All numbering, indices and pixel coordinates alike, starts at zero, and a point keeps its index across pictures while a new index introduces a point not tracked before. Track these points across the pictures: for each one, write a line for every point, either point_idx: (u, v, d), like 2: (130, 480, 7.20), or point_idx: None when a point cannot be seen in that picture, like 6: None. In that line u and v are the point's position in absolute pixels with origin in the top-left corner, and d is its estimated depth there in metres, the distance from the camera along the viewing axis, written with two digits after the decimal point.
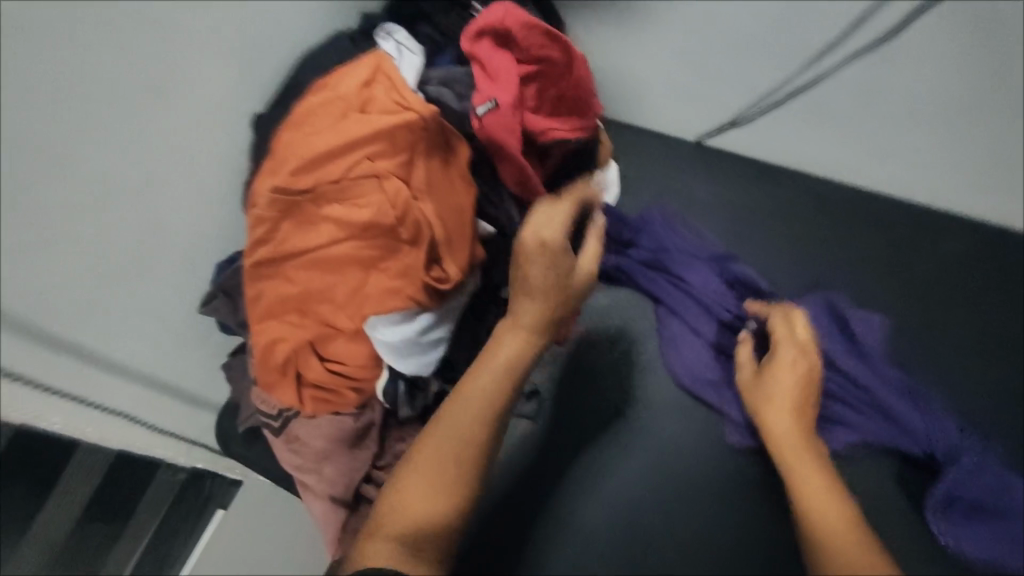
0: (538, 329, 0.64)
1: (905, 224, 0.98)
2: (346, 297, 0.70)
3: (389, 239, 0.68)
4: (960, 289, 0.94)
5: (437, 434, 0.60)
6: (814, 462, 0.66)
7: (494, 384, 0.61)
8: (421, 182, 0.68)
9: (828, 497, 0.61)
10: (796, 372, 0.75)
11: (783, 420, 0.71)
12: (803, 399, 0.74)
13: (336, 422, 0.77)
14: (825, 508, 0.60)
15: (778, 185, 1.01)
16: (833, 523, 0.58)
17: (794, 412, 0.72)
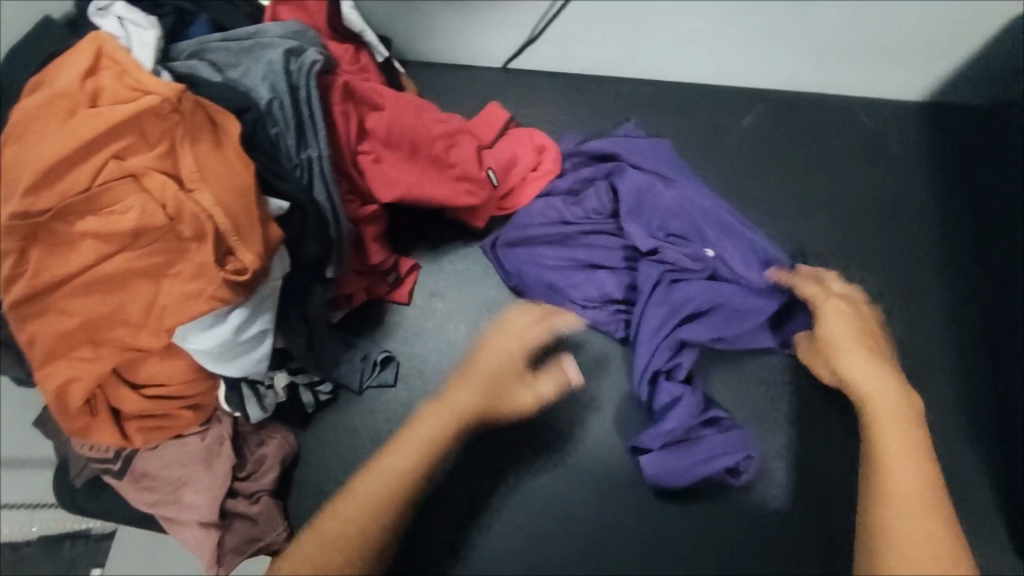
0: (466, 413, 0.66)
1: (731, 111, 0.89)
2: (142, 314, 0.63)
3: (170, 240, 0.61)
4: (824, 156, 0.86)
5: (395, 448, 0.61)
6: (910, 424, 0.62)
7: (448, 417, 0.64)
8: (189, 170, 0.61)
9: (921, 464, 0.58)
10: (848, 321, 0.71)
11: (864, 368, 0.66)
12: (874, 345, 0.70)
13: (181, 446, 0.72)
14: (919, 475, 0.57)
15: (586, 94, 0.92)
16: (915, 487, 0.56)
17: (874, 360, 0.67)
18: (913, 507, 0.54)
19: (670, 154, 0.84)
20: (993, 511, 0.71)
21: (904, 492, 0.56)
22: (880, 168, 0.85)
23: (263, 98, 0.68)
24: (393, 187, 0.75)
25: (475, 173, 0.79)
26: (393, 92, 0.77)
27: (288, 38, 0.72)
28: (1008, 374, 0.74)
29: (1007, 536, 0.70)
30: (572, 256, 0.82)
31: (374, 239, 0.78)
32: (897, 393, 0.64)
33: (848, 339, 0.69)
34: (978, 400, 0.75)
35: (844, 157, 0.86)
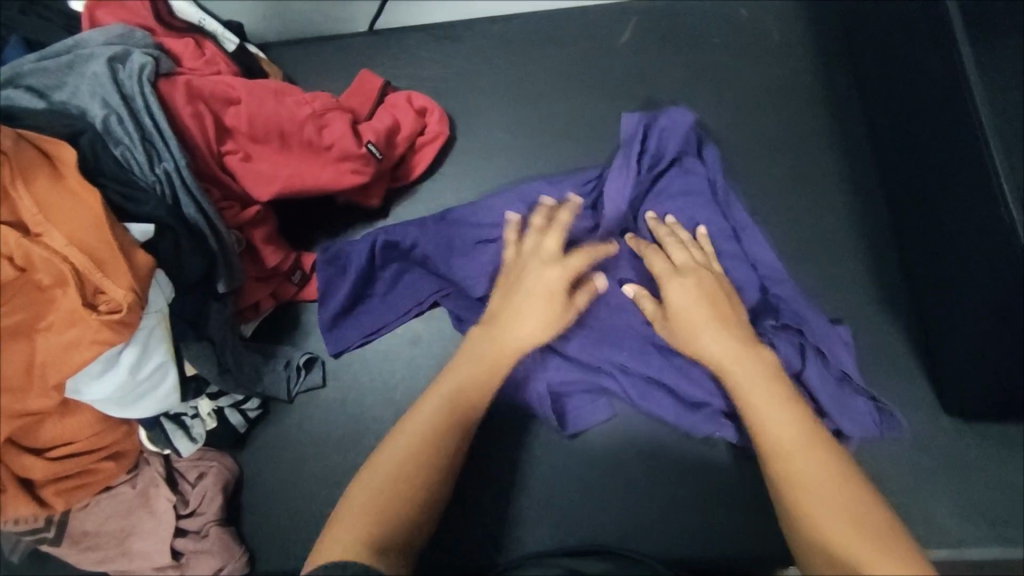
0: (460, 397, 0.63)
1: (608, 31, 0.86)
2: (23, 376, 0.58)
3: (30, 291, 0.57)
4: (708, 61, 0.84)
5: (404, 428, 0.61)
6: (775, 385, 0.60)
7: (448, 400, 0.63)
8: (30, 212, 0.56)
9: (819, 467, 0.54)
10: (693, 293, 0.67)
11: (726, 343, 0.63)
12: (726, 314, 0.66)
13: (114, 497, 0.70)
14: (811, 469, 0.53)
15: (460, 41, 0.87)
16: (809, 475, 0.53)
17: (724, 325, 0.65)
18: (816, 490, 0.52)
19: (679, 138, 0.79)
20: (918, 374, 0.73)
21: (804, 492, 0.53)
22: (767, 63, 0.84)
23: (97, 118, 0.62)
24: (270, 183, 0.71)
25: (355, 151, 0.73)
26: (246, 81, 0.71)
27: (112, 45, 0.66)
28: (912, 244, 0.75)
29: (934, 396, 0.72)
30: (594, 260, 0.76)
31: (265, 243, 0.74)
32: (725, 343, 0.64)
33: (706, 306, 0.66)
34: (887, 273, 0.77)
35: (728, 58, 0.84)
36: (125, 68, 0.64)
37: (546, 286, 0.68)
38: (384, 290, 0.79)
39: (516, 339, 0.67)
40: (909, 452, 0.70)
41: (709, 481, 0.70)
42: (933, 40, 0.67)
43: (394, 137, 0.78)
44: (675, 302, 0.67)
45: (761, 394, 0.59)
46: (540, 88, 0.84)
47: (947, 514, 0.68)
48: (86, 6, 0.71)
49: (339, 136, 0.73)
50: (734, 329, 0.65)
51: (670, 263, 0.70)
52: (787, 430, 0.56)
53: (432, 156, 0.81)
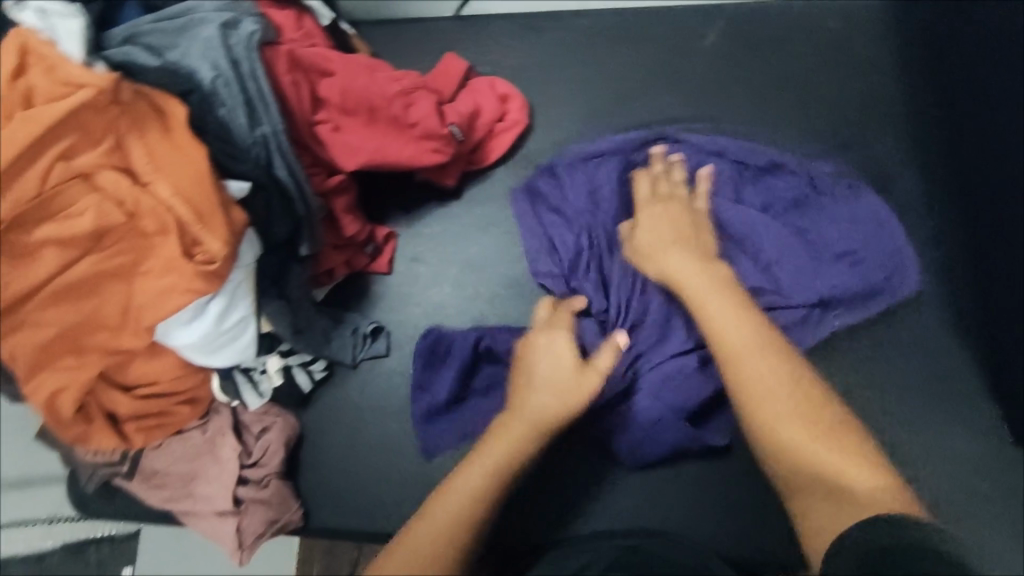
0: (499, 475, 0.61)
1: (692, 32, 0.86)
2: (119, 317, 0.61)
3: (134, 238, 0.60)
4: (789, 70, 0.84)
5: (446, 494, 0.60)
6: (765, 353, 0.61)
7: (492, 470, 0.61)
8: (142, 162, 0.58)
9: (776, 375, 0.60)
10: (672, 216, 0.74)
11: (684, 260, 0.69)
12: (691, 238, 0.72)
13: (184, 441, 0.74)
14: (764, 372, 0.60)
15: (544, 33, 0.88)
16: (806, 449, 0.57)
17: (727, 299, 0.65)
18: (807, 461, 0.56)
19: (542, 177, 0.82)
20: (975, 401, 0.73)
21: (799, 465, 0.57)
22: (849, 77, 0.83)
23: (206, 78, 0.64)
24: (357, 155, 0.73)
25: (438, 131, 0.75)
26: (341, 55, 0.74)
27: (222, 11, 0.68)
28: (980, 265, 0.73)
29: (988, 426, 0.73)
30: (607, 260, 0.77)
31: (345, 213, 0.77)
32: (719, 316, 0.64)
33: (713, 291, 0.66)
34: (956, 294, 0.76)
35: (811, 70, 0.84)
36: (236, 35, 0.67)
37: (557, 354, 0.67)
38: (484, 385, 0.78)
39: (536, 415, 0.64)
40: (953, 477, 0.72)
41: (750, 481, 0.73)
42: (1017, 56, 0.65)
43: (474, 120, 0.80)
44: (648, 229, 0.73)
45: (744, 362, 0.61)
46: (619, 83, 0.85)
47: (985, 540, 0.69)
48: None
49: (424, 116, 0.75)
50: (695, 247, 0.71)
51: (651, 192, 0.76)
52: (744, 340, 0.62)
53: (507, 142, 0.83)
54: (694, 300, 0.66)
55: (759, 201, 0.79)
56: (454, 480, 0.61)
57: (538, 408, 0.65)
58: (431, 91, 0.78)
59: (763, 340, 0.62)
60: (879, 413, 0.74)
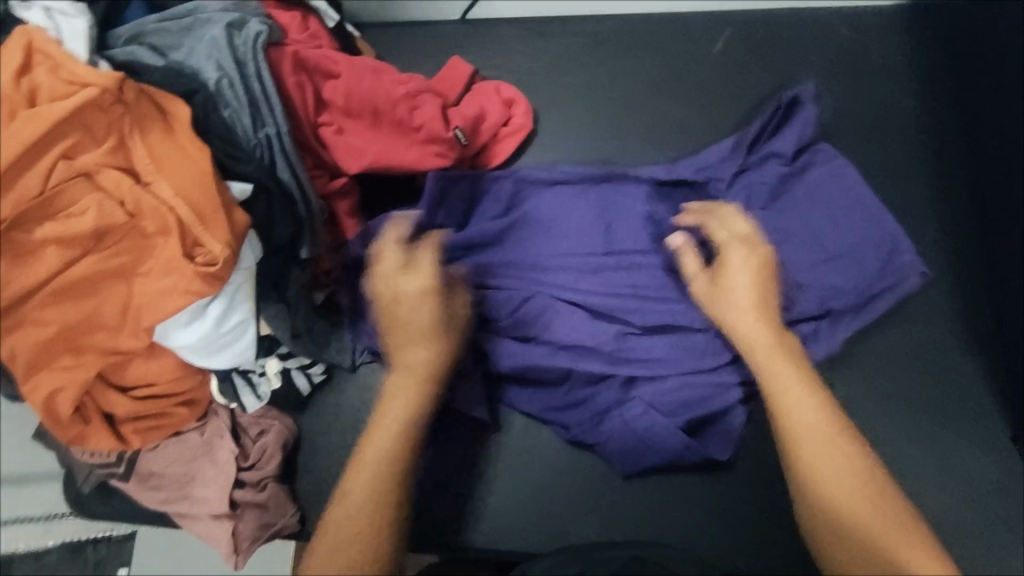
0: (403, 442, 0.61)
1: (700, 39, 0.86)
2: (119, 317, 0.61)
3: (136, 238, 0.59)
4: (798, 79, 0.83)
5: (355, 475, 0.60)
6: (830, 420, 0.61)
7: (391, 446, 0.61)
8: (144, 162, 0.58)
9: (834, 456, 0.59)
10: (749, 270, 0.67)
11: (754, 325, 0.65)
12: (768, 297, 0.67)
13: (181, 443, 0.73)
14: (823, 452, 0.59)
15: (551, 38, 0.88)
16: (868, 519, 0.57)
17: (792, 360, 0.64)
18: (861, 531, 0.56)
19: (499, 193, 0.80)
20: (981, 417, 0.73)
21: (852, 531, 0.56)
22: (858, 87, 0.83)
23: (211, 79, 0.64)
24: (359, 158, 0.73)
25: (442, 134, 0.75)
26: (346, 56, 0.74)
27: (227, 11, 0.68)
28: (1008, 295, 0.73)
29: (996, 442, 0.72)
30: (599, 283, 0.76)
31: (348, 216, 0.77)
32: (788, 375, 0.63)
33: (780, 349, 0.65)
34: (954, 309, 0.76)
35: (819, 79, 0.83)
36: (241, 35, 0.66)
37: (396, 302, 0.64)
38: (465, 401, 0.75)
39: (410, 367, 0.63)
40: (961, 493, 0.71)
41: (742, 492, 0.74)
42: None
43: (479, 124, 0.80)
44: (733, 281, 0.67)
45: (808, 427, 0.60)
46: (626, 89, 0.85)
47: (988, 556, 0.69)
48: None
49: (429, 119, 0.75)
50: (771, 310, 0.67)
51: (739, 235, 0.69)
52: (805, 418, 0.61)
53: (512, 146, 0.82)
54: (758, 362, 0.64)
55: (742, 207, 0.77)
56: (359, 459, 0.61)
57: (417, 360, 0.64)
58: (435, 94, 0.78)
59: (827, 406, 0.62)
60: (887, 427, 0.73)
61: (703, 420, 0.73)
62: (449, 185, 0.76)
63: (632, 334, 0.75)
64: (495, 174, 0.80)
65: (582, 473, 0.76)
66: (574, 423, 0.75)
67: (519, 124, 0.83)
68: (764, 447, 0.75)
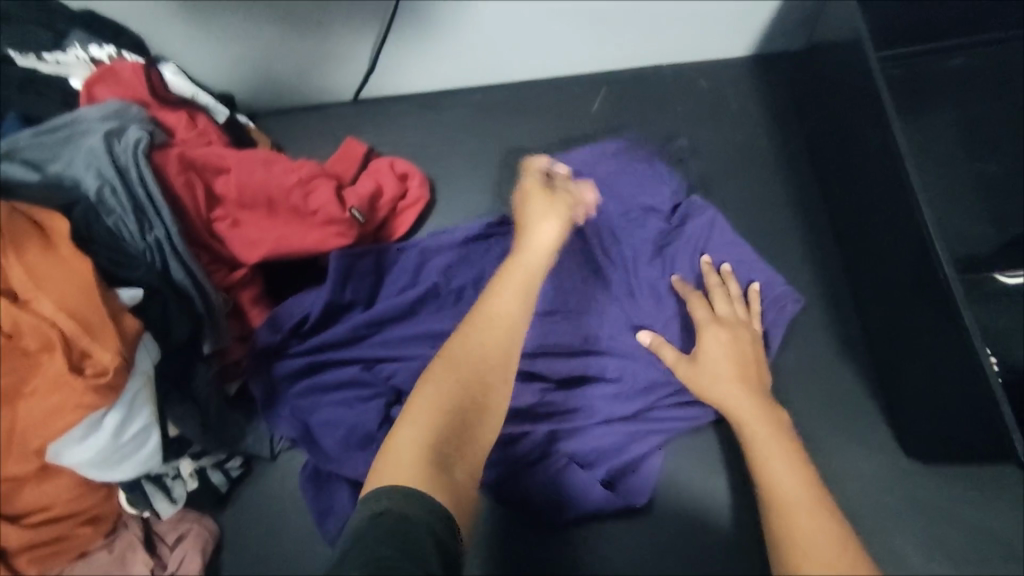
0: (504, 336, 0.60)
1: (577, 100, 0.93)
2: (4, 442, 0.58)
3: (17, 358, 0.57)
4: (669, 128, 0.91)
5: (460, 343, 0.59)
6: (790, 464, 0.62)
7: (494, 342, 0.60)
8: (20, 280, 0.57)
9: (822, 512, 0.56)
10: (723, 345, 0.73)
11: (729, 389, 0.70)
12: (752, 375, 0.71)
13: (87, 564, 0.69)
14: (805, 517, 0.56)
15: (440, 111, 0.93)
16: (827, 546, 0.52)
17: (758, 406, 0.69)
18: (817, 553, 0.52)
19: (408, 264, 0.82)
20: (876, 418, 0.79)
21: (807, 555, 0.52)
22: (721, 132, 0.92)
23: (91, 189, 0.65)
24: (258, 247, 0.74)
25: (339, 216, 0.77)
26: (235, 150, 0.75)
27: (107, 119, 0.69)
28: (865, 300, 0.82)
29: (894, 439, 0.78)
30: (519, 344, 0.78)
31: (252, 304, 0.77)
32: (750, 414, 0.68)
33: (760, 408, 0.69)
34: (831, 324, 0.83)
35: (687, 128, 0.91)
36: (121, 142, 0.67)
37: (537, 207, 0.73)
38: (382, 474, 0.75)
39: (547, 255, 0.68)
40: (868, 492, 0.76)
41: (666, 522, 0.77)
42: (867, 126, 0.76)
43: (378, 201, 0.82)
44: (705, 352, 0.73)
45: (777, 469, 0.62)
46: (517, 150, 0.90)
47: (900, 548, 0.74)
48: (86, 83, 0.73)
49: (324, 201, 0.76)
50: (755, 384, 0.71)
51: (712, 313, 0.76)
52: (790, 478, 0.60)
53: (411, 219, 0.86)
54: (739, 420, 0.68)
55: (639, 255, 0.82)
56: (459, 338, 0.60)
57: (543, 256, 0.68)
58: (331, 178, 0.80)
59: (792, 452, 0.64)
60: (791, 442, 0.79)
61: (625, 471, 0.77)
62: (352, 262, 0.78)
63: (549, 390, 0.78)
64: (400, 246, 0.83)
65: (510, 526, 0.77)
66: (494, 479, 0.75)
67: (417, 197, 0.86)
68: (679, 476, 0.79)
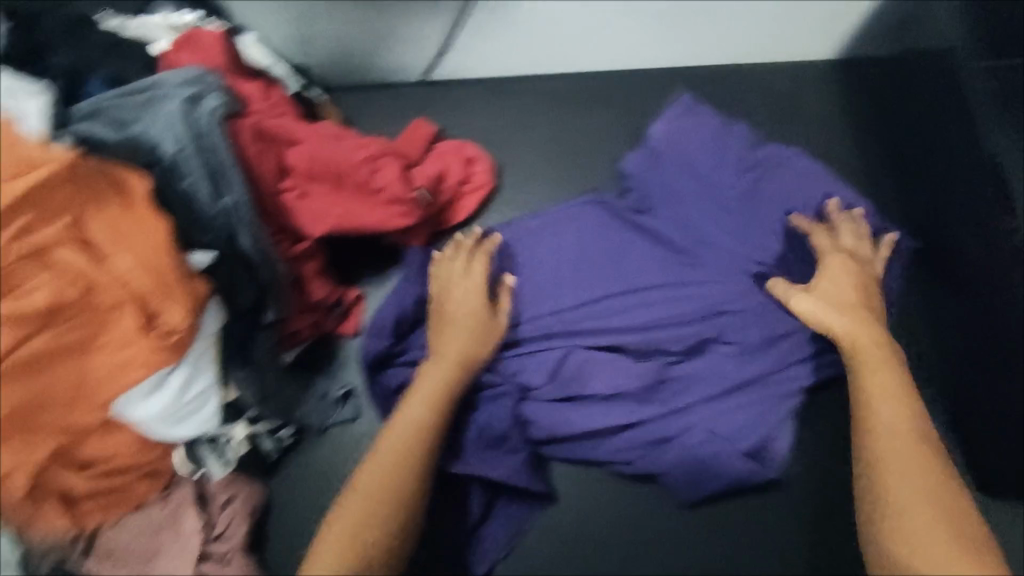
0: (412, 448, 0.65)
1: (650, 96, 0.92)
2: (73, 393, 0.59)
3: (93, 312, 0.59)
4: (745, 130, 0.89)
5: (377, 458, 0.64)
6: (901, 401, 0.62)
7: (399, 455, 0.64)
8: (101, 236, 0.58)
9: (913, 453, 0.57)
10: (840, 280, 0.72)
11: (840, 318, 0.68)
12: (868, 303, 0.70)
13: (142, 516, 0.71)
14: (901, 450, 0.57)
15: (510, 98, 0.92)
16: (914, 478, 0.55)
17: (874, 334, 0.67)
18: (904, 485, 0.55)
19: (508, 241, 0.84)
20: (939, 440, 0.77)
21: (895, 486, 0.55)
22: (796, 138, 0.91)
23: (168, 153, 0.65)
24: (324, 221, 0.75)
25: (404, 195, 0.77)
26: (308, 124, 0.76)
27: (186, 85, 0.68)
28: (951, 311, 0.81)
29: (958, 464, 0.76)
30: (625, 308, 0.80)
31: (315, 276, 0.78)
32: (867, 339, 0.66)
33: (868, 333, 0.67)
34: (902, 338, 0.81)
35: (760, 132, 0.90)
36: (200, 109, 0.67)
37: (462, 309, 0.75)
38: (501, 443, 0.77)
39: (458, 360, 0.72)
40: None
41: (723, 522, 0.76)
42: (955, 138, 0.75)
43: (444, 182, 0.83)
44: (818, 285, 0.72)
45: (878, 403, 0.62)
46: (584, 143, 0.90)
47: None
48: (171, 48, 0.74)
49: (392, 178, 0.76)
50: (868, 311, 0.69)
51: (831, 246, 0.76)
52: (891, 412, 0.61)
53: (474, 204, 0.86)
54: (850, 351, 0.67)
55: (732, 234, 0.83)
56: (373, 456, 0.65)
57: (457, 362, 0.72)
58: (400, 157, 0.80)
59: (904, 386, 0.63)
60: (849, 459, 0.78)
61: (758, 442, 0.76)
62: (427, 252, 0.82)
63: (674, 362, 0.79)
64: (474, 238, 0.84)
65: (618, 509, 0.77)
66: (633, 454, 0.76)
67: (482, 184, 0.86)
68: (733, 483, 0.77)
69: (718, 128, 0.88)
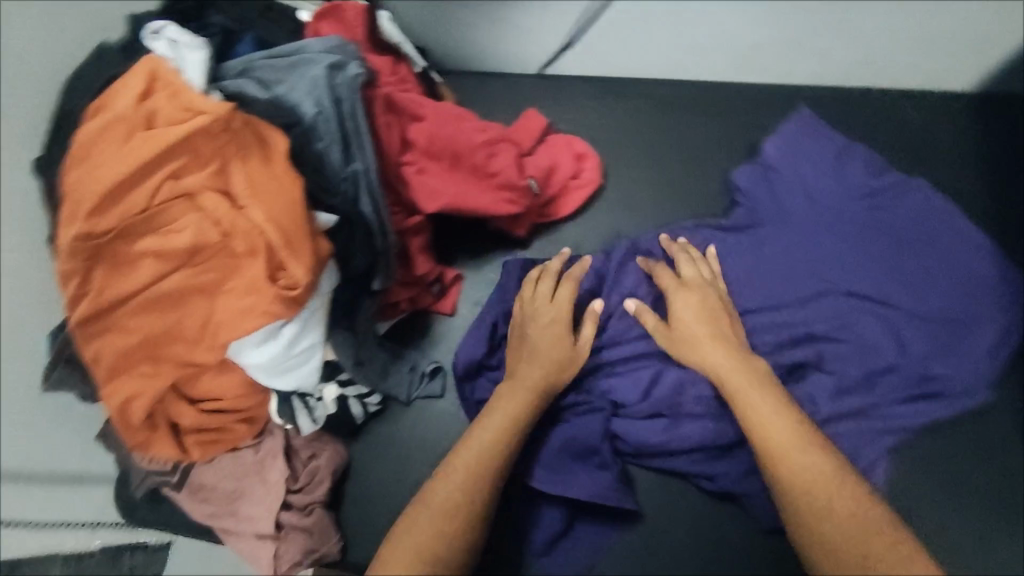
0: (486, 464, 0.64)
1: (769, 109, 0.89)
2: (198, 331, 0.63)
3: (226, 257, 0.62)
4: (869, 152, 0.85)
5: (449, 473, 0.63)
6: (795, 427, 0.63)
7: (471, 472, 0.63)
8: (241, 186, 0.61)
9: (821, 473, 0.59)
10: (695, 308, 0.74)
11: (720, 355, 0.70)
12: (727, 334, 0.72)
13: (234, 458, 0.74)
14: (817, 475, 0.59)
15: (625, 97, 0.91)
16: (841, 507, 0.57)
17: (745, 369, 0.68)
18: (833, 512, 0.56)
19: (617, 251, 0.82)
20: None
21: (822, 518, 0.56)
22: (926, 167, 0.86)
23: (308, 114, 0.68)
24: (437, 199, 0.75)
25: (516, 182, 0.79)
26: (433, 102, 0.78)
27: (330, 52, 0.71)
28: None
29: None
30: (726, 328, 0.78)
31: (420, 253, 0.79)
32: (741, 377, 0.68)
33: (743, 368, 0.69)
34: (1007, 390, 0.78)
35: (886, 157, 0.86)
36: (341, 75, 0.69)
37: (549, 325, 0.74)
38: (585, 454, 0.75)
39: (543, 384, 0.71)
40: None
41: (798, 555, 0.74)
42: None
43: (551, 174, 0.84)
44: (681, 317, 0.74)
45: (776, 432, 0.63)
46: (696, 150, 0.88)
47: None
48: (315, 17, 0.77)
49: (506, 165, 0.79)
50: (733, 344, 0.71)
51: (677, 279, 0.77)
52: (787, 435, 0.62)
53: (581, 199, 0.85)
54: (734, 392, 0.67)
55: (846, 257, 0.80)
56: (445, 469, 0.64)
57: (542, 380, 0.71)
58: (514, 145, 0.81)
59: (793, 415, 0.64)
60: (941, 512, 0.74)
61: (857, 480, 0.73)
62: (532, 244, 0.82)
63: None
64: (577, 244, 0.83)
65: (691, 525, 0.75)
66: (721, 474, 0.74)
67: (590, 181, 0.86)
68: None
69: (830, 139, 0.85)
